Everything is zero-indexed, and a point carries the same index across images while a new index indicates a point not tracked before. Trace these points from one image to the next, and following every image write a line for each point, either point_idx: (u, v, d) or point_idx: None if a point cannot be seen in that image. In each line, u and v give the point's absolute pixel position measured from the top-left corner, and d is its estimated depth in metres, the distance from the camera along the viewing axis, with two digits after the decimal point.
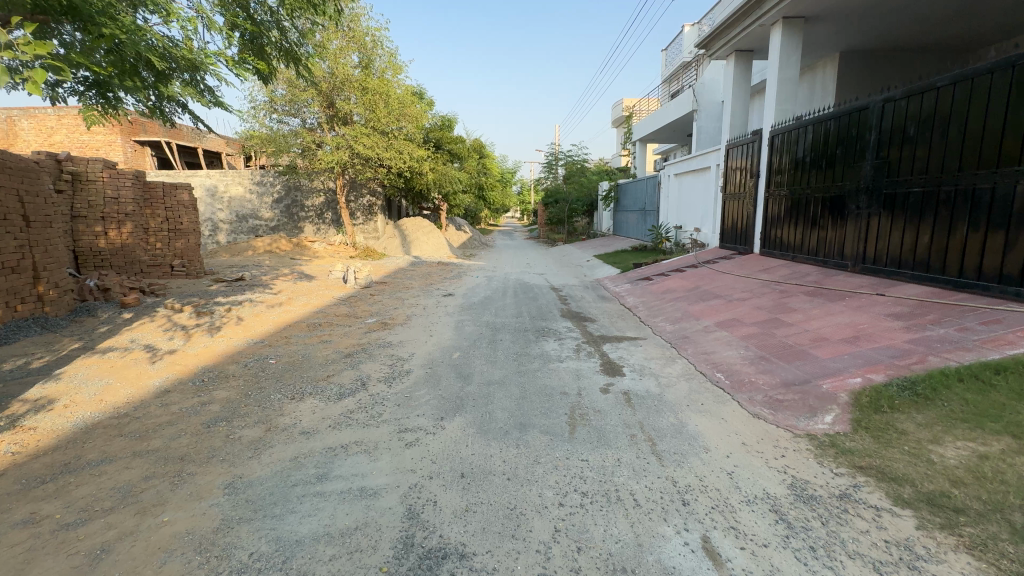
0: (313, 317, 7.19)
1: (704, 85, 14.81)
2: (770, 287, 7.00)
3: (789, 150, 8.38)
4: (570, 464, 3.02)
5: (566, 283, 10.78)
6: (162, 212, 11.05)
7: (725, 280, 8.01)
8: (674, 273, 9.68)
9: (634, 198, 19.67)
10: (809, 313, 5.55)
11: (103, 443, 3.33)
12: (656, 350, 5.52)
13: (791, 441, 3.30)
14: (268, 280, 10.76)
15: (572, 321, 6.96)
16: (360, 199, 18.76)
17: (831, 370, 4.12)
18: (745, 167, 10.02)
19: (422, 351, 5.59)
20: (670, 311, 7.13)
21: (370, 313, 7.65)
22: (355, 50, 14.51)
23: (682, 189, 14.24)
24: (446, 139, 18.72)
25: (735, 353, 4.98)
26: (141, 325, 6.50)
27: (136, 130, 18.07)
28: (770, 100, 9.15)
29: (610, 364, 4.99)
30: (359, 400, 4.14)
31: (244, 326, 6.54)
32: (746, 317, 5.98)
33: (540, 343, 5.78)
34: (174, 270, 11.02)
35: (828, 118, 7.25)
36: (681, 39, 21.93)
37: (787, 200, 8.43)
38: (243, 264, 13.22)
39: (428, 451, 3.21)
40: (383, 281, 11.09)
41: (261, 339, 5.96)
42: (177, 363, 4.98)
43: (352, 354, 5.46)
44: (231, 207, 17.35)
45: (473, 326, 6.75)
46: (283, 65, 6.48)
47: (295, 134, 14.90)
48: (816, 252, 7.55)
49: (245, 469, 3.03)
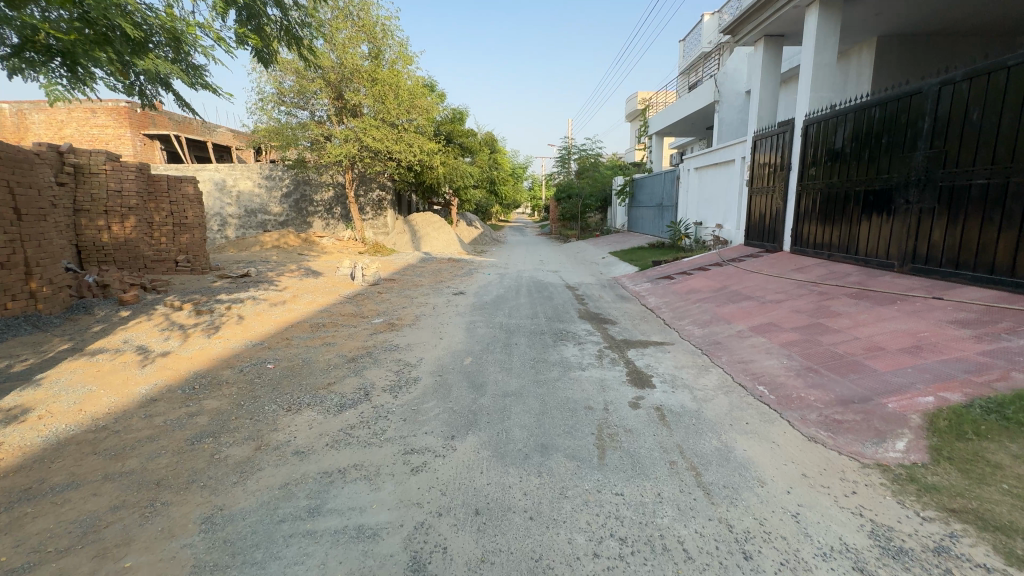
0: (317, 317, 6.82)
1: (727, 75, 14.21)
2: (806, 288, 6.48)
3: (825, 140, 7.78)
4: (602, 499, 2.57)
5: (582, 282, 10.31)
6: (166, 206, 10.76)
7: (755, 280, 7.48)
8: (697, 272, 9.15)
9: (651, 194, 19.08)
10: (857, 319, 5.03)
11: (73, 462, 2.96)
12: (686, 357, 5.05)
13: (859, 473, 2.82)
14: (274, 276, 10.43)
15: (591, 323, 6.50)
16: (369, 193, 18.38)
17: (895, 386, 3.61)
18: (774, 160, 9.44)
19: (430, 356, 5.18)
20: (697, 313, 6.65)
21: (377, 313, 7.25)
22: (364, 40, 14.09)
23: (703, 183, 13.65)
24: (457, 132, 18.25)
25: (777, 363, 4.50)
26: (136, 324, 6.17)
27: (146, 123, 17.94)
28: (803, 87, 8.56)
29: (637, 373, 4.53)
30: (360, 413, 3.73)
31: (244, 326, 6.18)
32: (784, 322, 5.47)
33: (558, 348, 5.34)
34: (178, 265, 10.72)
35: (873, 105, 6.66)
36: (700, 28, 21.16)
37: (822, 193, 7.85)
38: (250, 259, 12.93)
39: (438, 479, 2.79)
40: (392, 278, 10.70)
41: (260, 340, 5.59)
42: (167, 368, 4.61)
43: (356, 359, 5.06)
44: (240, 202, 17.13)
45: (486, 328, 6.32)
46: (284, 46, 6.04)
47: (303, 127, 14.55)
48: (856, 250, 7.00)
49: (226, 499, 2.63)
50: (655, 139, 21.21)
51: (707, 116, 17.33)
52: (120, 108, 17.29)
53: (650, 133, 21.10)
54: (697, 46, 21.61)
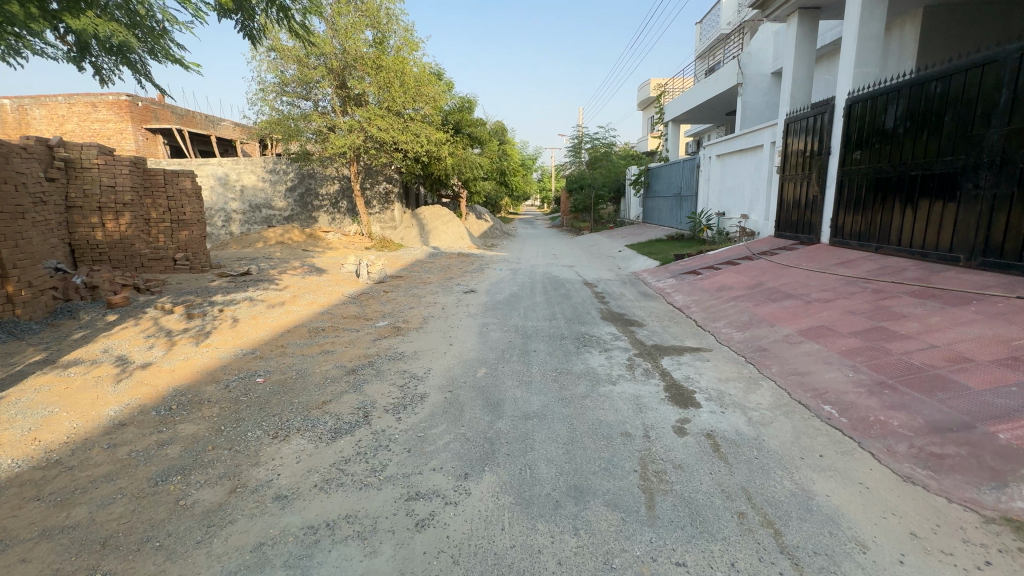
0: (317, 320, 6.28)
1: (752, 56, 13.39)
2: (857, 286, 5.80)
3: (872, 120, 7.02)
4: (660, 573, 2.00)
5: (600, 277, 9.65)
6: (163, 202, 10.25)
7: (795, 276, 6.80)
8: (727, 266, 8.46)
9: (668, 183, 18.28)
10: (929, 322, 4.36)
11: (7, 514, 2.44)
12: (729, 367, 4.43)
13: (985, 531, 2.21)
14: (275, 274, 9.96)
15: (616, 325, 5.90)
16: (376, 186, 17.78)
17: (1000, 408, 2.97)
18: (810, 144, 8.69)
19: (439, 366, 4.60)
20: (733, 314, 6.01)
21: (381, 315, 6.68)
22: (368, 26, 13.47)
23: (726, 171, 12.90)
24: (466, 122, 17.58)
25: (840, 376, 3.87)
26: (121, 331, 5.68)
27: (147, 117, 17.56)
28: (845, 63, 7.81)
29: (676, 389, 3.92)
30: (357, 441, 3.18)
31: (237, 331, 5.66)
32: (840, 326, 4.82)
33: (582, 356, 4.74)
34: (176, 264, 10.14)
35: (934, 78, 5.90)
36: (719, 8, 20.17)
37: (867, 179, 7.11)
38: (253, 256, 12.47)
39: (448, 539, 2.23)
40: (399, 275, 10.15)
41: (252, 348, 5.06)
42: (144, 384, 4.09)
43: (357, 370, 4.50)
44: (244, 196, 16.73)
45: (500, 332, 5.74)
46: (269, 20, 5.41)
47: (306, 117, 13.99)
48: (910, 242, 6.29)
49: (184, 568, 2.09)
50: (671, 127, 20.24)
51: (728, 101, 16.44)
52: (121, 102, 16.91)
53: (666, 120, 20.22)
54: (716, 27, 20.61)
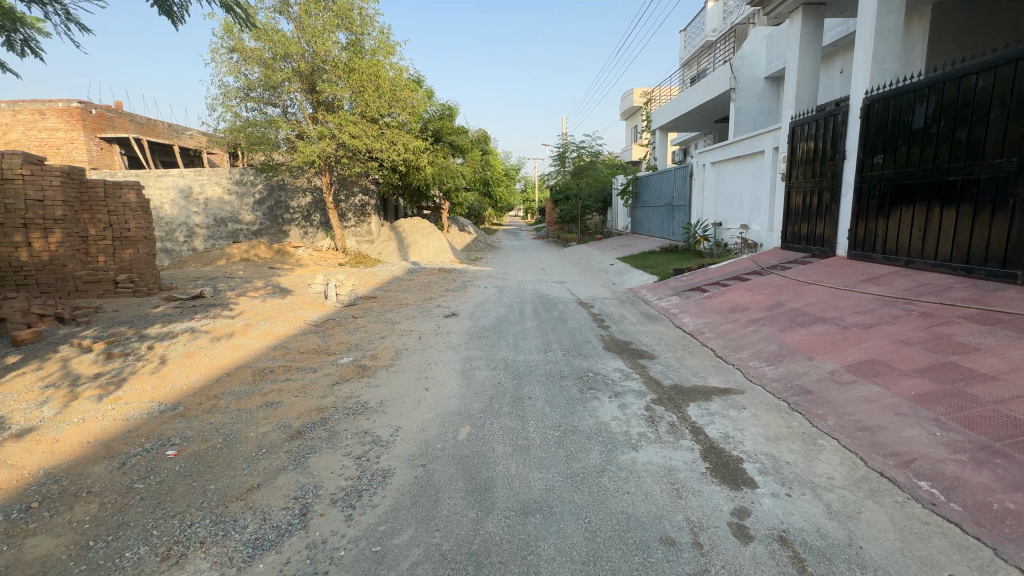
0: (268, 358, 5.24)
1: (744, 60, 12.88)
2: (899, 308, 5.02)
3: (896, 120, 6.34)
4: None
5: (596, 296, 8.78)
6: (104, 216, 8.94)
7: (819, 295, 6.01)
8: (736, 283, 7.66)
9: (658, 193, 17.67)
10: (1011, 358, 3.57)
11: None
12: (773, 419, 3.55)
13: None
14: (233, 298, 8.88)
15: (623, 359, 5.02)
16: (351, 198, 16.70)
17: None
18: (820, 149, 8.02)
19: (409, 424, 3.62)
20: (758, 343, 5.17)
21: (346, 348, 5.69)
22: (341, 27, 12.58)
23: (722, 178, 12.27)
24: (447, 130, 16.70)
25: (924, 436, 3.01)
26: (14, 378, 4.54)
27: (102, 126, 16.34)
28: (859, 61, 7.20)
29: (718, 456, 3.03)
30: (282, 566, 2.19)
31: (161, 378, 4.59)
32: (896, 361, 3.99)
33: (590, 406, 3.83)
34: (118, 287, 8.90)
35: (975, 70, 5.22)
36: (705, 14, 19.76)
37: (892, 186, 6.43)
38: (212, 275, 11.31)
39: None
40: (373, 295, 9.12)
41: (174, 403, 4.00)
42: (5, 467, 3.00)
43: (304, 433, 3.49)
44: (209, 210, 15.63)
45: (486, 371, 4.78)
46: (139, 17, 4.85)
47: (272, 124, 12.92)
48: (948, 256, 5.57)
49: None
50: (659, 135, 19.65)
51: (718, 108, 15.93)
52: (72, 109, 15.61)
53: (653, 128, 19.64)
54: (701, 34, 20.21)
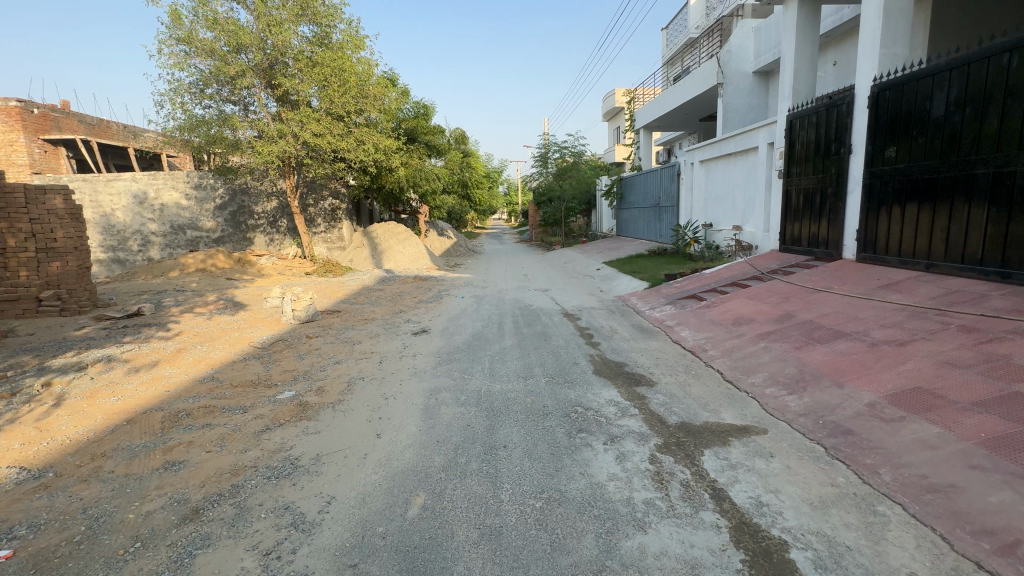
0: (188, 395, 4.31)
1: (732, 54, 12.31)
2: (932, 320, 4.34)
3: (912, 108, 5.70)
4: None
5: (582, 306, 8.02)
6: (24, 225, 7.81)
7: (835, 305, 5.33)
8: (737, 290, 6.95)
9: (643, 194, 17.01)
10: None
11: None
12: (814, 475, 2.79)
13: None
14: (175, 315, 7.89)
15: (618, 387, 4.24)
16: (320, 202, 15.69)
17: None
18: (822, 142, 7.38)
19: (348, 493, 2.77)
20: (772, 364, 4.45)
21: (291, 379, 4.78)
22: (304, 19, 11.72)
23: (711, 177, 11.67)
24: (422, 129, 15.91)
25: (1021, 503, 2.27)
26: None
27: (45, 127, 15.11)
28: (866, 46, 6.60)
29: (756, 541, 2.24)
30: None
31: (41, 429, 3.62)
32: (949, 390, 3.29)
33: (581, 458, 3.02)
34: (41, 306, 7.80)
35: (1007, 48, 4.58)
36: (688, 10, 19.26)
37: (907, 182, 5.78)
38: (159, 288, 10.24)
39: None
40: (336, 309, 8.21)
41: (39, 471, 3.04)
42: None
43: (201, 514, 2.61)
44: (164, 216, 14.52)
45: (454, 407, 3.94)
46: None
47: (226, 122, 11.87)
48: (979, 258, 4.92)
49: None
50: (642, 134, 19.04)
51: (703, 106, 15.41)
52: (11, 109, 14.34)
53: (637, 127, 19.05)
54: (684, 31, 19.81)
